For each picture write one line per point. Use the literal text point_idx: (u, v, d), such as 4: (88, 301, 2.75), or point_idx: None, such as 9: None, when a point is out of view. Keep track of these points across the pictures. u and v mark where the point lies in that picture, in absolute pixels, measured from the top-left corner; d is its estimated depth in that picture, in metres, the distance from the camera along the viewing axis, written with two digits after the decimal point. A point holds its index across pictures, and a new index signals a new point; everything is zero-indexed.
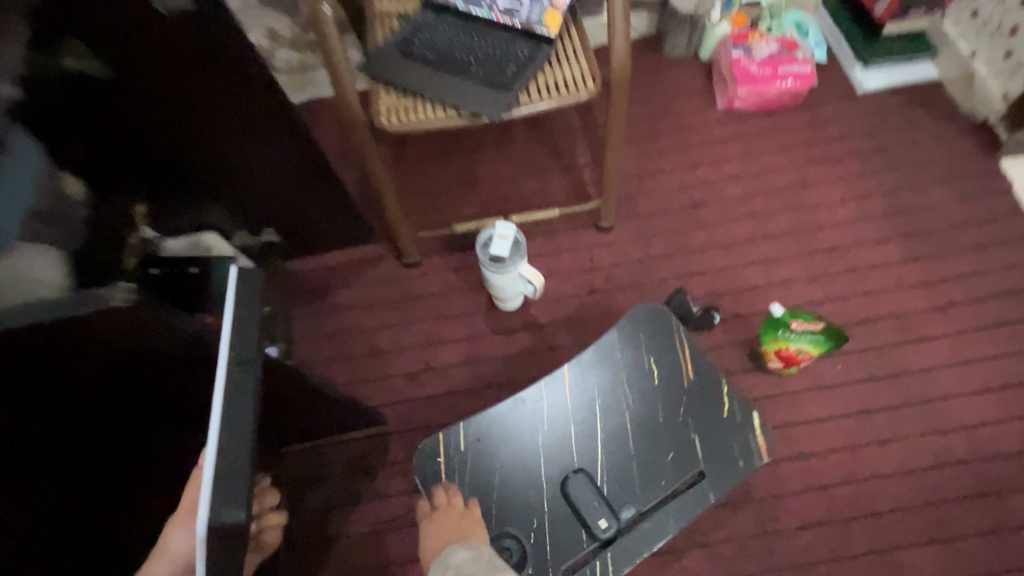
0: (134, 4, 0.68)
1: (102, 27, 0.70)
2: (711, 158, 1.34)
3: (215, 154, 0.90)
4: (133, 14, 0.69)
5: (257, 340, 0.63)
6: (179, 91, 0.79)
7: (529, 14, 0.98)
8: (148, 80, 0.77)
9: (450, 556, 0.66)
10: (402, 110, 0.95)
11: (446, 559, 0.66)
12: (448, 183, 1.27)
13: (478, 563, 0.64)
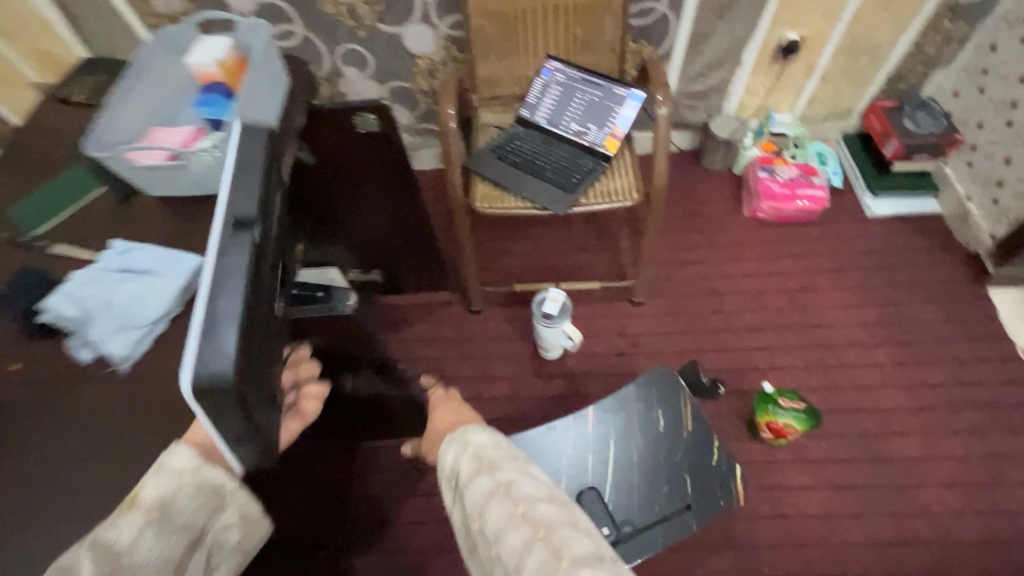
0: (343, 126, 0.99)
1: (319, 138, 1.00)
2: (732, 256, 1.60)
3: (359, 218, 1.20)
4: (340, 131, 0.99)
5: (256, 202, 0.65)
6: (352, 177, 1.10)
7: (595, 137, 1.29)
8: (334, 170, 1.07)
9: (468, 432, 0.62)
10: (491, 197, 1.28)
11: (464, 434, 0.62)
12: (513, 250, 1.59)
13: (498, 445, 0.61)
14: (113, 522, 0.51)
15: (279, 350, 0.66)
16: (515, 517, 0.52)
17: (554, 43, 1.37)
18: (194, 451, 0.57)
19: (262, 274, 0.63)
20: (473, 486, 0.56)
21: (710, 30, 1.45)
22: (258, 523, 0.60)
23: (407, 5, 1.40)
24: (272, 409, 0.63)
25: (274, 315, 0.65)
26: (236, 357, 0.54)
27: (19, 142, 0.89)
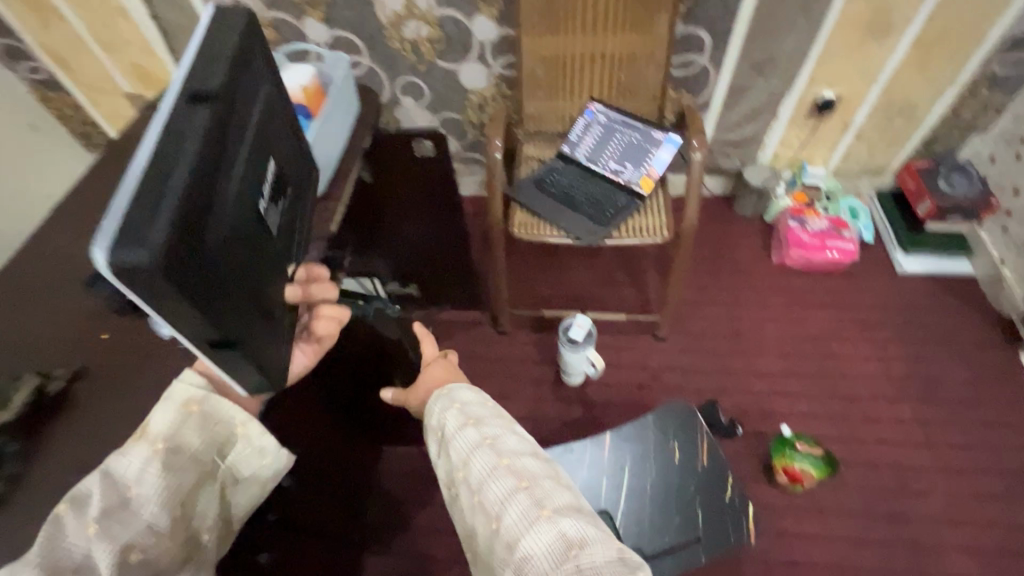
0: (405, 151, 1.09)
1: (383, 161, 1.11)
2: (758, 301, 1.63)
3: (405, 237, 1.29)
4: (403, 155, 1.09)
5: (218, 84, 0.58)
6: (406, 198, 1.19)
7: (630, 176, 1.36)
8: (390, 190, 1.16)
9: (457, 390, 0.66)
10: (529, 224, 1.36)
11: (453, 392, 0.66)
12: (544, 278, 1.66)
13: (484, 404, 0.65)
14: (124, 451, 0.57)
15: (247, 252, 0.60)
16: (500, 468, 0.57)
17: (599, 87, 1.46)
18: (203, 379, 0.63)
19: (219, 159, 0.56)
20: (460, 438, 0.61)
21: (749, 84, 1.53)
22: (274, 454, 0.65)
23: (466, 45, 1.52)
24: (233, 315, 0.57)
25: (240, 211, 0.59)
26: (164, 236, 0.47)
27: (122, 144, 1.02)
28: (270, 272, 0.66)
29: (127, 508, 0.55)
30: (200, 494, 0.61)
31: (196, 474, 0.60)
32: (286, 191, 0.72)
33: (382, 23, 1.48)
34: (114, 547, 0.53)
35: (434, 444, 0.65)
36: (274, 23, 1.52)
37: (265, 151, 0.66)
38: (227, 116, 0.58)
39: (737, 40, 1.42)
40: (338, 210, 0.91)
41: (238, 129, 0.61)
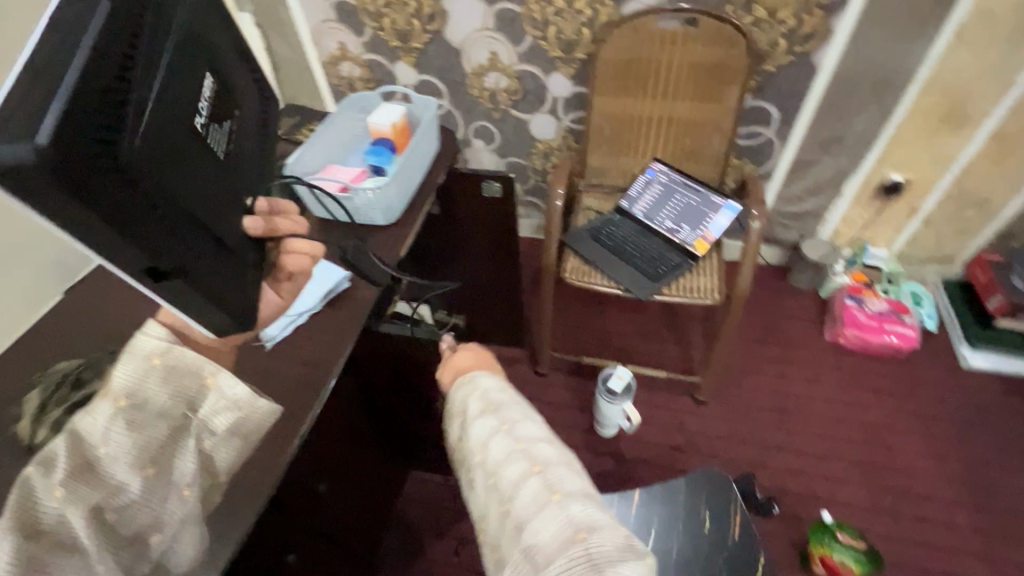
0: (474, 192, 1.15)
1: (453, 199, 1.17)
2: (807, 377, 1.58)
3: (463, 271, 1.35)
4: (472, 195, 1.16)
5: None
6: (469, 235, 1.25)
7: (686, 236, 1.38)
8: (456, 226, 1.23)
9: (477, 377, 0.71)
10: (581, 271, 1.40)
11: (471, 379, 0.71)
12: (589, 326, 1.67)
13: (505, 391, 0.69)
14: (85, 411, 0.52)
15: (183, 173, 0.49)
16: (515, 454, 0.59)
17: (663, 149, 1.51)
18: (167, 331, 0.57)
19: (121, 49, 0.43)
20: (477, 424, 0.64)
21: (814, 160, 1.54)
22: (252, 406, 0.60)
23: (540, 97, 1.62)
24: (167, 245, 0.48)
25: (169, 118, 0.47)
26: (47, 136, 0.36)
27: None
28: (223, 198, 0.55)
29: (94, 472, 0.50)
30: (179, 453, 0.55)
31: (169, 429, 0.55)
32: (237, 97, 0.59)
33: (466, 72, 1.61)
34: (87, 509, 0.49)
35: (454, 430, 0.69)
36: (370, 63, 1.67)
37: (195, 43, 0.53)
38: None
39: (806, 117, 1.45)
40: (407, 238, 0.97)
41: (151, 15, 0.47)
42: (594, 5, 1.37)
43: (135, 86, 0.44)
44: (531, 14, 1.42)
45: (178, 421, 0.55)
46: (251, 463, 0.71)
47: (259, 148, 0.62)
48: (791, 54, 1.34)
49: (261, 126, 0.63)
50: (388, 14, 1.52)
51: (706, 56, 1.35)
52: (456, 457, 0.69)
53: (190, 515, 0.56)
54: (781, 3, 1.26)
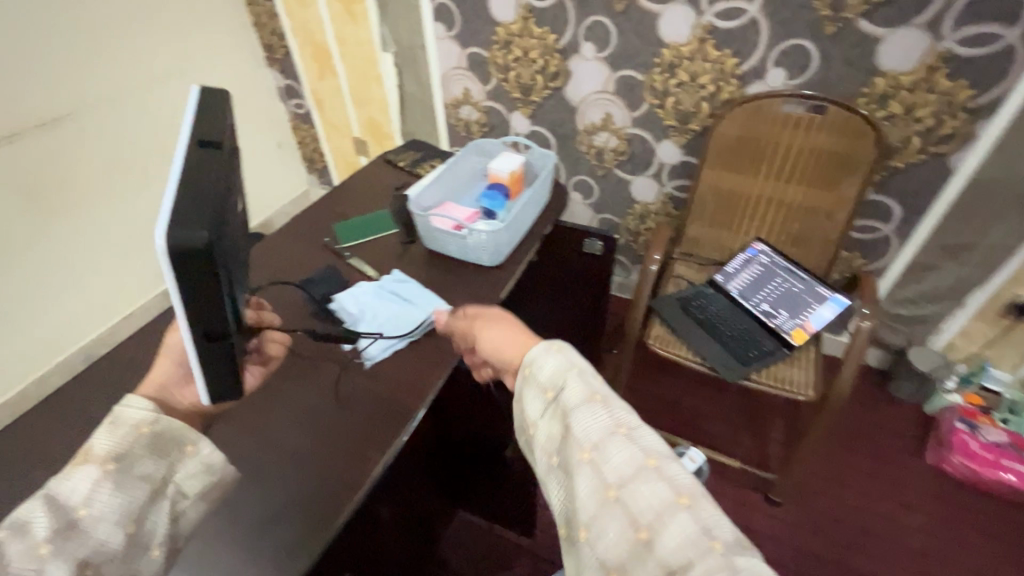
0: (577, 248, 1.16)
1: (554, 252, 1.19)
2: (900, 500, 1.42)
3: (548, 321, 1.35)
4: (574, 250, 1.17)
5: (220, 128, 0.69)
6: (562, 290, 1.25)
7: (782, 323, 1.31)
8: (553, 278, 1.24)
9: (568, 349, 0.59)
10: (665, 340, 1.36)
11: (565, 349, 0.58)
12: (662, 398, 1.61)
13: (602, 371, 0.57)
14: (70, 474, 0.56)
15: (234, 270, 0.68)
16: (648, 471, 0.49)
17: (768, 229, 1.47)
18: (152, 402, 0.61)
19: (229, 188, 0.66)
20: (588, 415, 0.52)
21: (936, 264, 1.43)
22: (222, 469, 0.63)
23: (646, 162, 1.64)
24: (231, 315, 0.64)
25: (234, 236, 0.68)
26: (208, 224, 0.56)
27: (356, 184, 1.25)
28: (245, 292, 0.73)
29: (76, 530, 0.54)
30: (151, 514, 0.58)
31: (148, 491, 0.58)
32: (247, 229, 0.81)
33: (578, 129, 1.67)
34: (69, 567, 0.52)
35: (542, 408, 0.56)
36: (488, 110, 1.78)
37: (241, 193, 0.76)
38: (230, 161, 0.69)
39: (933, 218, 1.36)
40: (508, 282, 0.99)
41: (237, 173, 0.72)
42: (718, 81, 1.39)
43: (233, 212, 0.66)
44: (652, 83, 1.46)
45: (155, 486, 0.58)
46: (339, 479, 0.73)
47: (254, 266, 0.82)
48: (924, 153, 1.28)
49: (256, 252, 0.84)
50: (515, 68, 1.63)
51: (829, 144, 1.32)
52: (540, 444, 0.55)
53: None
54: (920, 102, 1.22)
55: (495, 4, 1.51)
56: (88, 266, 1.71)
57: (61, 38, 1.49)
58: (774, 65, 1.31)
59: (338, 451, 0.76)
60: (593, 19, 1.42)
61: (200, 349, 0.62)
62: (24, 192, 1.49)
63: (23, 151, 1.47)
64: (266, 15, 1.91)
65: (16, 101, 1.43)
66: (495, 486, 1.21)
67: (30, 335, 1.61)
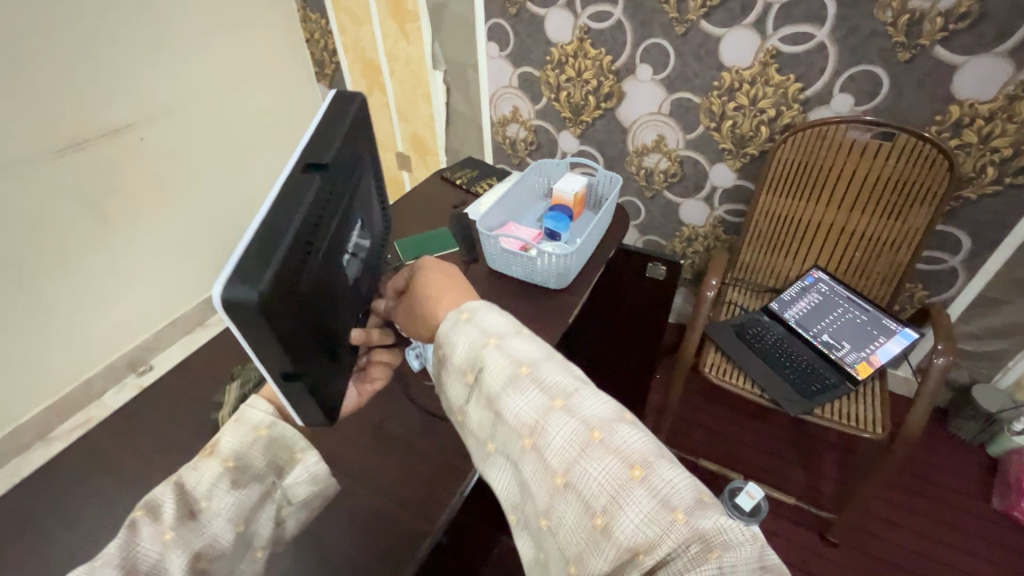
0: (641, 271, 1.18)
1: (616, 277, 1.19)
2: (967, 547, 1.35)
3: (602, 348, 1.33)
4: (638, 273, 1.18)
5: (327, 153, 0.63)
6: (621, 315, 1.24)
7: (846, 355, 1.26)
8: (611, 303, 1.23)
9: (484, 319, 0.58)
10: (721, 369, 1.33)
11: (481, 323, 0.57)
12: (710, 427, 1.57)
13: (529, 341, 0.55)
14: (195, 466, 0.58)
15: (322, 305, 0.62)
16: (592, 445, 0.46)
17: (826, 257, 1.43)
18: (270, 408, 0.64)
19: (316, 222, 0.58)
20: (517, 396, 0.50)
21: (1005, 299, 1.37)
22: (324, 481, 0.64)
23: (697, 185, 1.62)
24: (305, 358, 0.58)
25: (325, 269, 0.62)
26: (271, 278, 0.49)
27: (414, 201, 1.25)
28: (335, 324, 0.67)
29: (196, 522, 0.55)
30: (258, 516, 0.60)
31: (259, 493, 0.59)
32: (359, 249, 0.75)
33: (628, 150, 1.66)
34: (185, 554, 0.53)
35: (472, 394, 0.55)
36: (536, 128, 1.78)
37: (348, 214, 0.70)
38: (328, 187, 0.62)
39: (1004, 252, 1.31)
40: (575, 307, 0.97)
41: (335, 198, 0.65)
42: (780, 106, 1.36)
43: (318, 250, 0.59)
44: (710, 106, 1.44)
45: (266, 488, 0.60)
46: (419, 512, 0.75)
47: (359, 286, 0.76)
48: (998, 184, 1.23)
49: (366, 269, 0.78)
50: (567, 88, 1.62)
51: (896, 170, 1.27)
52: (478, 430, 0.54)
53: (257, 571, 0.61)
54: (997, 132, 1.18)
55: (551, 25, 1.52)
56: (139, 274, 1.74)
57: (129, 53, 1.53)
58: (839, 91, 1.28)
59: (412, 479, 0.79)
60: (651, 41, 1.42)
61: (279, 387, 0.58)
62: (85, 200, 1.53)
63: (86, 161, 1.50)
64: (319, 31, 1.94)
65: (83, 112, 1.47)
66: None
67: (80, 340, 1.64)
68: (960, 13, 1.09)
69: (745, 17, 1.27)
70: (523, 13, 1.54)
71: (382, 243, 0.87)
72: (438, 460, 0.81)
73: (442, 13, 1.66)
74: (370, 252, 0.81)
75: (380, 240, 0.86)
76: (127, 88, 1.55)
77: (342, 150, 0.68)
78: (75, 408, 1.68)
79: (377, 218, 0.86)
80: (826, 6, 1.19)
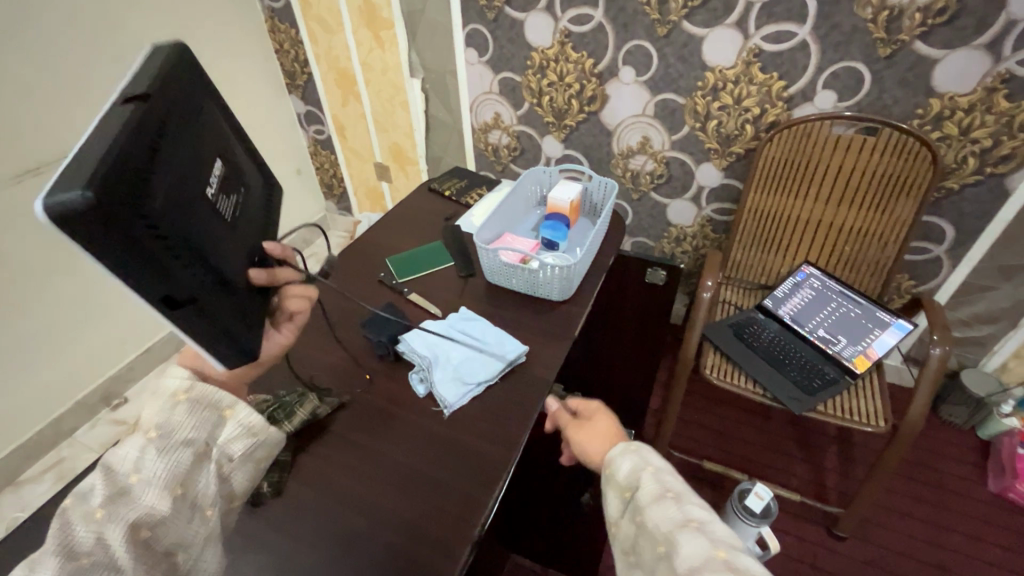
0: (638, 278, 1.17)
1: (614, 282, 1.19)
2: (970, 531, 1.37)
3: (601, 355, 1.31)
4: (635, 280, 1.17)
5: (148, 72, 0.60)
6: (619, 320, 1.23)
7: (843, 349, 1.28)
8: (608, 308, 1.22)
9: (647, 452, 0.59)
10: (722, 369, 1.32)
11: (642, 449, 0.59)
12: (711, 428, 1.57)
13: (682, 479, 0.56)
14: (120, 445, 0.57)
15: (201, 230, 0.60)
16: (715, 561, 0.46)
17: (816, 252, 1.44)
18: (188, 372, 0.63)
19: (155, 136, 0.55)
20: (659, 508, 0.52)
21: (989, 286, 1.41)
22: (260, 433, 0.64)
23: (685, 185, 1.61)
24: (182, 282, 0.57)
25: (188, 190, 0.59)
26: (99, 182, 0.47)
27: (402, 216, 1.20)
28: (226, 253, 0.65)
29: (128, 494, 0.55)
30: (197, 478, 0.60)
31: (192, 456, 0.59)
32: (239, 184, 0.71)
33: (613, 152, 1.64)
34: (122, 527, 0.54)
35: (622, 510, 0.57)
36: (519, 134, 1.75)
37: (208, 140, 0.66)
38: (163, 103, 0.59)
39: (987, 241, 1.34)
40: (580, 318, 0.95)
41: (180, 115, 0.61)
42: (764, 104, 1.36)
43: (166, 162, 0.56)
44: (694, 106, 1.44)
45: (199, 450, 0.59)
46: (438, 543, 0.69)
47: (254, 223, 0.73)
48: (980, 174, 1.26)
49: (257, 204, 0.75)
50: (549, 92, 1.60)
51: (883, 166, 1.29)
52: (621, 548, 0.55)
53: (212, 532, 0.61)
54: (978, 123, 1.20)
55: (531, 29, 1.49)
56: (109, 302, 1.64)
57: (91, 69, 1.44)
58: (822, 88, 1.29)
59: (426, 505, 0.73)
60: (634, 43, 1.40)
61: (167, 316, 0.56)
62: (48, 225, 1.43)
63: (48, 185, 1.41)
64: (289, 41, 1.87)
65: (43, 133, 1.37)
66: (559, 546, 1.14)
67: (47, 375, 1.54)
68: (938, 9, 1.11)
69: (727, 17, 1.27)
70: (502, 18, 1.51)
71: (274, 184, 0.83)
72: (457, 484, 0.75)
73: (418, 20, 1.62)
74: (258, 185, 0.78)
75: (271, 180, 0.83)
76: (88, 105, 1.45)
77: (179, 73, 0.64)
78: (44, 448, 1.58)
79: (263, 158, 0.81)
80: (807, 4, 1.19)
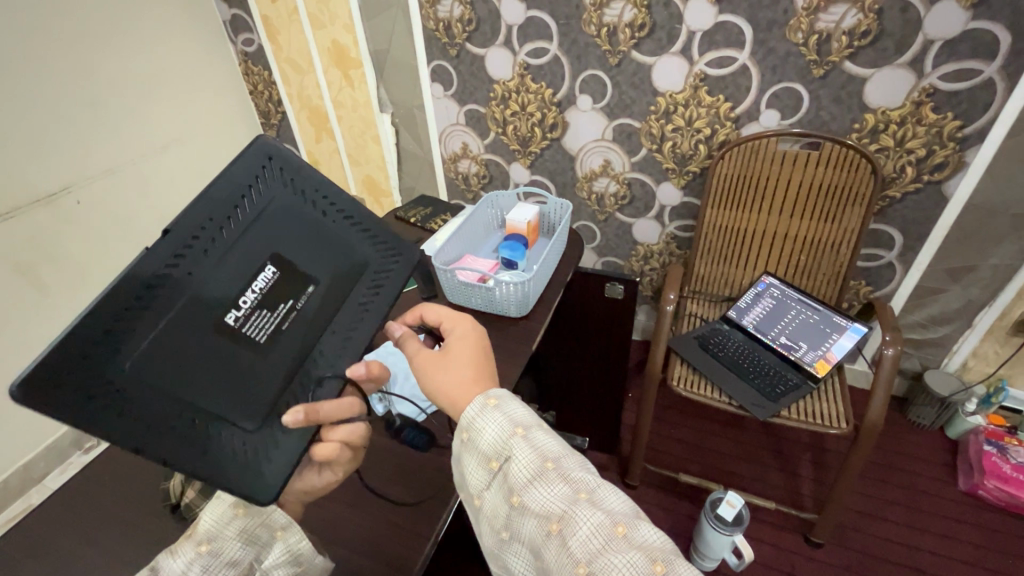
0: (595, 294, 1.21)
1: (576, 301, 1.23)
2: (944, 531, 1.38)
3: (570, 371, 1.36)
4: (594, 295, 1.21)
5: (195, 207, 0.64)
6: (583, 334, 1.28)
7: (804, 355, 1.31)
8: (571, 324, 1.27)
9: (508, 406, 0.60)
10: (689, 381, 1.34)
11: (507, 410, 0.59)
12: (684, 439, 1.59)
13: (553, 437, 0.59)
14: (174, 550, 0.60)
15: (198, 363, 0.61)
16: (616, 539, 0.49)
17: (774, 263, 1.50)
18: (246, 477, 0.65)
19: (162, 269, 0.60)
20: (544, 486, 0.54)
21: (940, 288, 1.46)
22: (308, 562, 0.64)
23: (647, 205, 1.68)
24: (170, 424, 0.58)
25: (194, 320, 0.61)
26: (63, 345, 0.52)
27: None
28: (231, 387, 0.63)
29: None
30: None
31: None
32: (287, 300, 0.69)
33: (577, 175, 1.71)
34: None
35: (493, 480, 0.58)
36: (486, 162, 1.82)
37: (253, 260, 0.67)
38: (191, 232, 0.63)
39: (933, 244, 1.40)
40: (538, 332, 0.99)
41: (212, 240, 0.64)
42: (714, 124, 1.43)
43: (164, 300, 0.59)
44: (649, 129, 1.51)
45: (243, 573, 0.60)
46: (397, 564, 0.71)
47: (306, 342, 0.70)
48: (918, 181, 1.32)
49: (326, 320, 0.73)
50: (513, 122, 1.67)
51: (825, 178, 1.35)
52: (490, 519, 0.57)
53: None
54: (910, 135, 1.27)
55: (491, 62, 1.56)
56: None
57: (64, 119, 1.47)
58: (766, 107, 1.37)
59: (384, 526, 0.75)
60: (589, 72, 1.47)
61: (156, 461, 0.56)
62: (24, 271, 1.44)
63: (19, 229, 1.41)
64: (263, 83, 1.94)
65: (16, 180, 1.39)
66: None
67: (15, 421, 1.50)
68: (863, 31, 1.19)
69: (672, 45, 1.35)
70: (464, 54, 1.58)
71: (375, 286, 0.80)
72: (424, 507, 0.77)
73: (384, 58, 1.68)
74: (324, 287, 0.74)
75: (374, 276, 0.80)
76: (62, 153, 1.48)
77: (230, 195, 0.67)
78: (11, 498, 1.54)
79: (364, 260, 0.79)
80: (744, 31, 1.27)
